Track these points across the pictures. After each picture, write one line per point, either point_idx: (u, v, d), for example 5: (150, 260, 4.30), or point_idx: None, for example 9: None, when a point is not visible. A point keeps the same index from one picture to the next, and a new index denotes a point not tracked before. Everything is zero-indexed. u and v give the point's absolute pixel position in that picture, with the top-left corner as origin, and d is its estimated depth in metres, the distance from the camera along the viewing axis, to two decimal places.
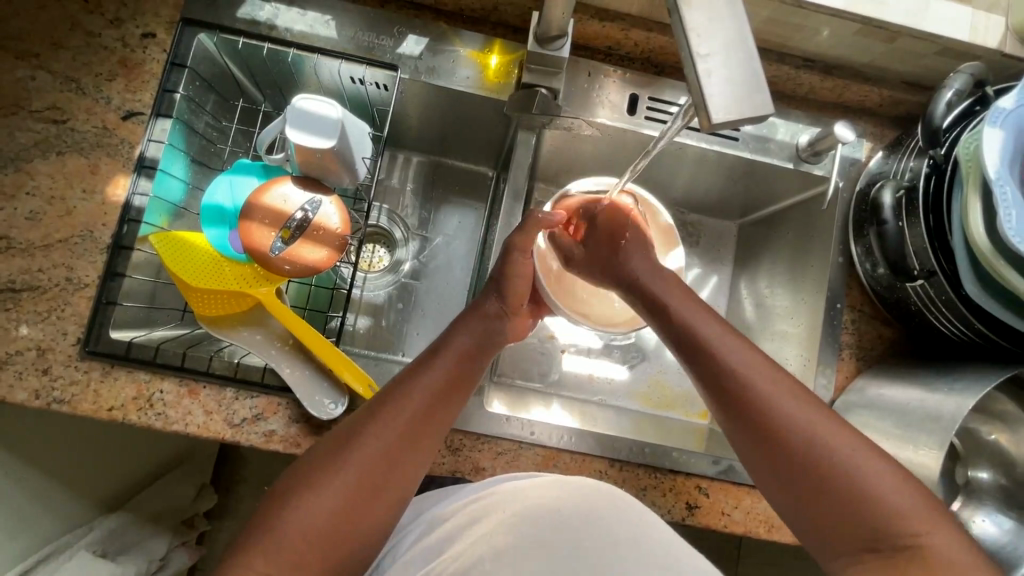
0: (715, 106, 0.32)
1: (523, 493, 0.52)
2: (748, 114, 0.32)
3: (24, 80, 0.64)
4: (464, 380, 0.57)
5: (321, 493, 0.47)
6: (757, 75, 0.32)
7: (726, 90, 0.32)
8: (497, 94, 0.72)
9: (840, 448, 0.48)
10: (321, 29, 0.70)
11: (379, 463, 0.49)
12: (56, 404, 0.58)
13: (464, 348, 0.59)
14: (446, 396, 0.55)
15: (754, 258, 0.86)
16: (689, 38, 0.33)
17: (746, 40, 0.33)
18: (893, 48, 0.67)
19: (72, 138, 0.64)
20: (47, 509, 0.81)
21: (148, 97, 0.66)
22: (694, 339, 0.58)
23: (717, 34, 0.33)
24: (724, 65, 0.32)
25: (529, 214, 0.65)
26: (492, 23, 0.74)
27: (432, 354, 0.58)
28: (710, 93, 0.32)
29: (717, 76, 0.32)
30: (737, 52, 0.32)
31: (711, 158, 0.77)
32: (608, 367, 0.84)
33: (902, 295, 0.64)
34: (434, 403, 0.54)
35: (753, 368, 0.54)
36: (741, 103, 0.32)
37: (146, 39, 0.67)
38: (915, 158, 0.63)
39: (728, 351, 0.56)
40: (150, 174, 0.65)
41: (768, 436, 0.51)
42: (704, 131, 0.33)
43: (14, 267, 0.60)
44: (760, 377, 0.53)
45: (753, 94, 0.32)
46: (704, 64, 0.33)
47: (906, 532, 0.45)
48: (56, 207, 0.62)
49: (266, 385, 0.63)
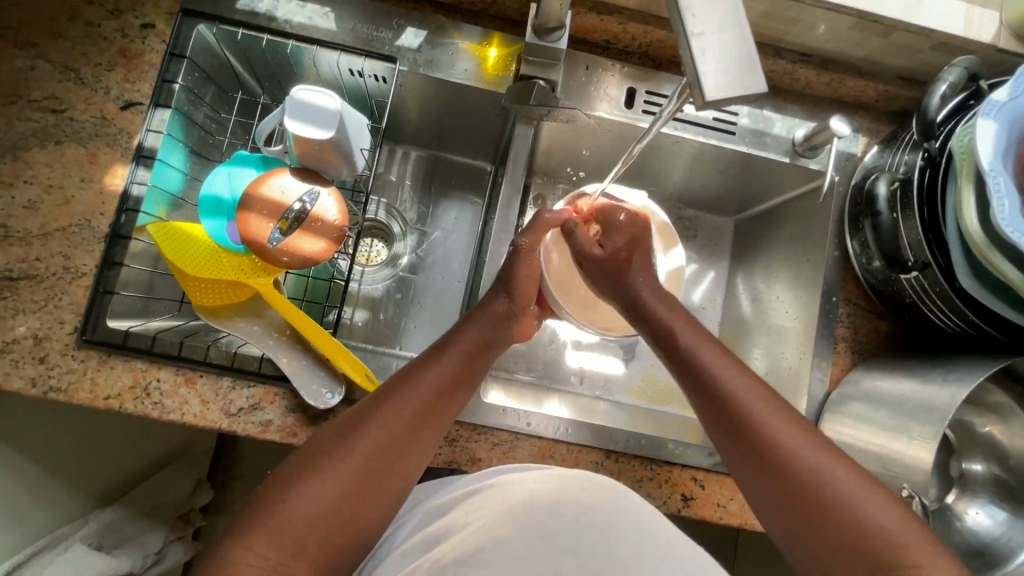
0: (709, 86, 0.32)
1: (527, 488, 0.51)
2: (742, 92, 0.32)
3: (23, 69, 0.64)
4: (468, 376, 0.57)
5: (323, 483, 0.47)
6: (750, 56, 0.33)
7: (720, 71, 0.32)
8: (496, 87, 0.72)
9: (816, 454, 0.50)
10: (320, 21, 0.70)
11: (379, 458, 0.49)
12: (53, 392, 0.58)
13: (470, 345, 0.59)
14: (449, 395, 0.55)
15: (751, 253, 0.87)
16: (685, 18, 0.33)
17: (740, 21, 0.33)
18: (888, 43, 0.68)
19: (70, 127, 0.64)
20: (42, 499, 0.81)
21: (147, 87, 0.66)
22: (700, 362, 0.58)
23: (712, 15, 0.33)
24: (719, 45, 0.33)
25: (539, 216, 0.69)
26: (491, 16, 0.74)
27: (438, 351, 0.57)
28: (705, 72, 0.32)
29: (711, 55, 0.33)
30: (732, 34, 0.33)
31: (709, 152, 0.77)
32: (608, 363, 0.85)
33: (898, 287, 0.65)
34: (437, 402, 0.54)
35: (759, 397, 0.54)
36: (734, 82, 0.32)
37: (145, 30, 0.67)
38: (909, 151, 0.64)
39: (736, 380, 0.55)
40: (149, 163, 0.65)
41: (774, 454, 0.51)
42: (699, 110, 0.33)
43: (11, 256, 0.60)
44: (744, 387, 0.55)
45: (747, 75, 0.32)
46: (699, 43, 0.33)
47: (881, 537, 0.46)
48: (54, 196, 0.62)
49: (264, 374, 0.63)
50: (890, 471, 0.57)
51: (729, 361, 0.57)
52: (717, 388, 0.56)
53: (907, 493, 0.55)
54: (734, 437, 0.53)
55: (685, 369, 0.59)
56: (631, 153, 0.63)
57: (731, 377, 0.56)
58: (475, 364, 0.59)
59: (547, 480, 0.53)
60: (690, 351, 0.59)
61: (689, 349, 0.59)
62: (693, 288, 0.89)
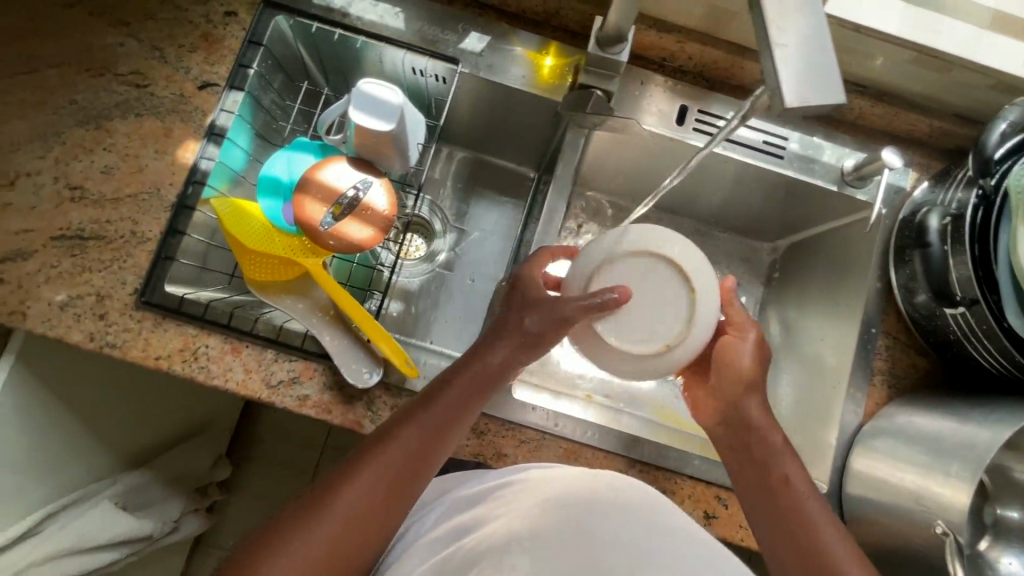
0: (789, 90, 0.33)
1: (563, 486, 0.52)
2: (821, 102, 0.33)
3: (114, 45, 0.69)
4: (448, 435, 0.54)
5: (303, 547, 0.47)
6: (829, 65, 0.34)
7: (799, 78, 0.33)
8: (551, 95, 0.74)
9: (815, 529, 0.54)
10: (390, 20, 0.73)
11: (352, 529, 0.49)
12: (109, 347, 0.62)
13: (452, 402, 0.54)
14: (427, 457, 0.53)
15: (788, 284, 0.88)
16: (769, 29, 0.34)
17: (823, 36, 0.34)
18: (948, 79, 0.68)
19: (150, 102, 0.68)
20: (75, 454, 0.84)
21: (224, 69, 0.70)
22: (764, 450, 0.58)
23: (795, 26, 0.34)
24: (801, 55, 0.34)
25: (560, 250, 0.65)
26: (553, 27, 0.77)
27: (413, 411, 0.54)
28: (786, 80, 0.33)
29: (793, 64, 0.33)
30: (814, 44, 0.34)
31: (755, 175, 0.77)
32: (585, 367, 0.83)
33: (942, 323, 0.63)
34: (411, 466, 0.52)
35: (804, 486, 0.57)
36: (815, 90, 0.33)
37: (228, 17, 0.72)
38: (963, 188, 0.62)
39: (797, 486, 0.56)
40: (218, 141, 0.68)
41: (784, 506, 0.55)
42: (776, 116, 0.34)
43: (85, 216, 0.64)
44: (785, 458, 0.58)
45: (826, 84, 0.33)
46: (781, 53, 0.34)
47: None
48: (129, 164, 0.66)
49: (306, 350, 0.65)
50: (923, 507, 0.55)
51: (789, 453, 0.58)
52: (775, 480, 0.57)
53: (941, 529, 0.53)
54: (775, 522, 0.55)
55: (742, 454, 0.59)
56: (661, 188, 0.70)
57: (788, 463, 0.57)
58: (458, 421, 0.54)
59: (569, 481, 0.53)
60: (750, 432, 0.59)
61: (763, 461, 0.58)
62: None
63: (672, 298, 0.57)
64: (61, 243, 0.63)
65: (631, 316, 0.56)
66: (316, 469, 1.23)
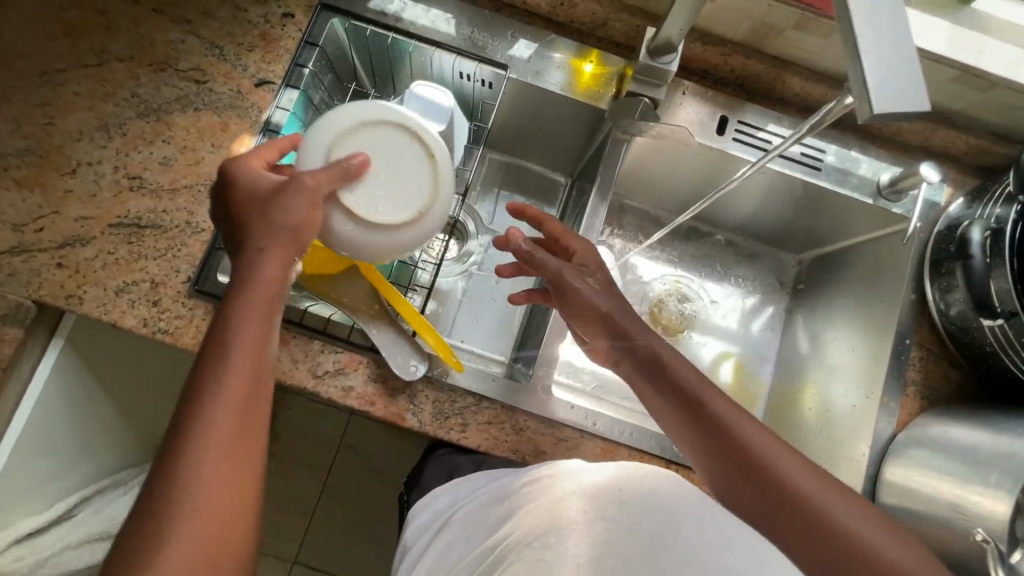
0: (878, 95, 0.34)
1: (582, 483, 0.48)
2: (906, 108, 0.35)
3: (175, 42, 0.71)
4: (262, 363, 0.45)
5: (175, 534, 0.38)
6: (912, 73, 0.35)
7: (885, 85, 0.35)
8: (594, 101, 0.76)
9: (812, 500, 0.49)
10: (442, 25, 0.76)
11: (232, 518, 0.40)
12: (160, 333, 0.63)
13: (251, 325, 0.45)
14: (255, 392, 0.44)
15: (817, 295, 0.89)
16: (856, 36, 0.36)
17: (908, 44, 0.36)
18: (988, 97, 0.70)
19: (209, 97, 0.70)
20: (108, 440, 0.85)
21: (280, 68, 0.72)
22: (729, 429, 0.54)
23: (883, 33, 0.36)
24: (886, 62, 0.35)
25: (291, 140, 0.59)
26: (599, 37, 0.79)
27: (212, 379, 0.43)
28: (875, 86, 0.35)
29: (880, 71, 0.35)
30: (900, 53, 0.35)
31: (791, 185, 0.79)
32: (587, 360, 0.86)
33: (979, 335, 0.64)
34: (243, 410, 0.43)
35: (786, 457, 0.52)
36: (902, 98, 0.35)
37: (286, 18, 0.74)
38: (1002, 204, 0.64)
39: (776, 459, 0.51)
40: (273, 137, 0.70)
41: (769, 483, 0.50)
42: (862, 120, 0.35)
43: (142, 206, 0.66)
44: (751, 432, 0.53)
45: (910, 93, 0.35)
46: (867, 59, 0.35)
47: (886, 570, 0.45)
48: (186, 156, 0.68)
49: (352, 342, 0.66)
50: (963, 516, 0.55)
51: (755, 426, 0.54)
52: (751, 458, 0.52)
53: (981, 537, 0.53)
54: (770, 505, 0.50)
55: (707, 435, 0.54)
56: (712, 195, 0.69)
57: (756, 436, 0.53)
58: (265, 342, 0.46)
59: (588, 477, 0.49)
60: (706, 408, 0.55)
61: (731, 437, 0.53)
62: (751, 321, 0.93)
63: (409, 165, 0.57)
64: (118, 231, 0.65)
65: (382, 189, 0.55)
66: (330, 468, 1.22)
